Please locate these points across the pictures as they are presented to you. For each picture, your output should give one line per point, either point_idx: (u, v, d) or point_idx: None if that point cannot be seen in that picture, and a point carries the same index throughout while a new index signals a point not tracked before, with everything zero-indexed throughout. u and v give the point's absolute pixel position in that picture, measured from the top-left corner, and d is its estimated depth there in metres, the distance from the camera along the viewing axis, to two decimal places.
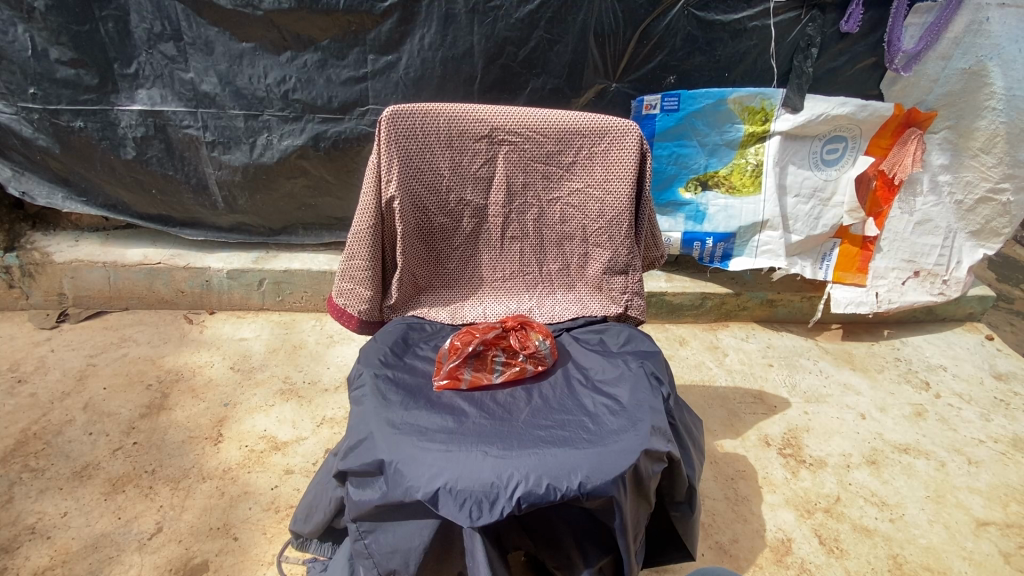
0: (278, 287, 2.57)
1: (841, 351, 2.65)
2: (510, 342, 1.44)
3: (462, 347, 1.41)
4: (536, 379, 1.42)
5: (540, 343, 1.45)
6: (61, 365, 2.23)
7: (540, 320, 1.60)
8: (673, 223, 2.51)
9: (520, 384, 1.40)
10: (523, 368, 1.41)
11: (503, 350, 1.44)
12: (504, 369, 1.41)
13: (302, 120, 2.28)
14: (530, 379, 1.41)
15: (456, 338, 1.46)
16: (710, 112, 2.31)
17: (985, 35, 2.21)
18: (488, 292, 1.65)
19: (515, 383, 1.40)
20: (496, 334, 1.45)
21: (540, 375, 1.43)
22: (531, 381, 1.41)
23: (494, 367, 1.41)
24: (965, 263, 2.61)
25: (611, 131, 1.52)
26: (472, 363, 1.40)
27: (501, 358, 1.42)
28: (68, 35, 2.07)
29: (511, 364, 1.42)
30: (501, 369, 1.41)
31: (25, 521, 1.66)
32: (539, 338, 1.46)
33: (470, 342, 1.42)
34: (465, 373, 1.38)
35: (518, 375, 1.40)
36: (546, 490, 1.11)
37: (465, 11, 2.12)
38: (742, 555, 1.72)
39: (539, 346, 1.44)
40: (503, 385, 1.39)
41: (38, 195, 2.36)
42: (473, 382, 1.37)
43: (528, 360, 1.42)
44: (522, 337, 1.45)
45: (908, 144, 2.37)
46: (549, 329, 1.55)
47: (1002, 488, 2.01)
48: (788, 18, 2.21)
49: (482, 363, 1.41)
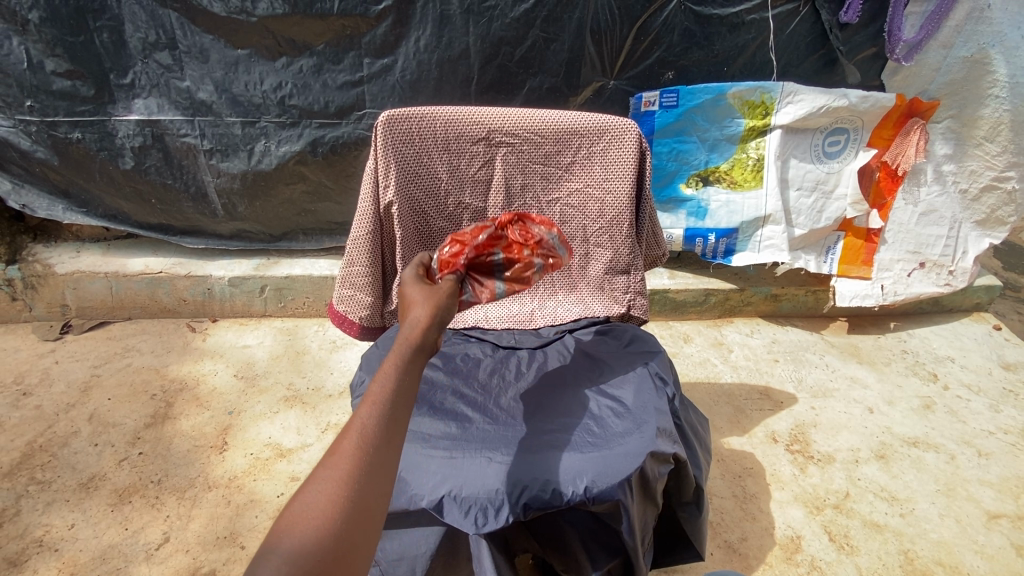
0: (280, 293, 2.56)
1: (847, 344, 2.63)
2: (512, 237, 1.32)
3: (454, 261, 1.26)
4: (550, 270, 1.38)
5: (542, 233, 1.35)
6: (65, 377, 2.23)
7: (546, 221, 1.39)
8: (675, 220, 2.50)
9: (526, 279, 1.33)
10: (527, 262, 1.32)
11: (503, 247, 1.31)
12: (508, 267, 1.31)
13: (299, 126, 2.27)
14: (543, 271, 1.35)
15: (446, 249, 1.30)
16: (710, 106, 2.28)
17: (986, 23, 2.20)
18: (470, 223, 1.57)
19: (521, 273, 1.33)
20: (490, 237, 1.30)
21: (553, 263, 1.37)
22: (543, 274, 1.37)
23: (494, 272, 1.31)
24: (972, 253, 2.57)
25: (610, 130, 1.50)
26: (471, 274, 1.29)
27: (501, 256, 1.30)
28: (63, 47, 2.06)
29: (516, 260, 1.32)
30: (502, 271, 1.31)
31: (32, 534, 1.66)
32: (540, 228, 1.35)
33: (462, 253, 1.27)
34: (465, 293, 1.27)
35: (523, 271, 1.32)
36: (552, 496, 1.10)
37: (460, 12, 2.11)
38: (751, 553, 1.71)
39: (541, 238, 1.34)
40: (511, 278, 1.32)
41: (38, 208, 2.37)
42: (490, 297, 1.30)
43: (533, 251, 1.33)
44: (523, 229, 1.33)
45: (910, 135, 2.34)
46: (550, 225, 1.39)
47: (1014, 480, 1.99)
48: (786, 10, 2.19)
49: (480, 271, 1.30)
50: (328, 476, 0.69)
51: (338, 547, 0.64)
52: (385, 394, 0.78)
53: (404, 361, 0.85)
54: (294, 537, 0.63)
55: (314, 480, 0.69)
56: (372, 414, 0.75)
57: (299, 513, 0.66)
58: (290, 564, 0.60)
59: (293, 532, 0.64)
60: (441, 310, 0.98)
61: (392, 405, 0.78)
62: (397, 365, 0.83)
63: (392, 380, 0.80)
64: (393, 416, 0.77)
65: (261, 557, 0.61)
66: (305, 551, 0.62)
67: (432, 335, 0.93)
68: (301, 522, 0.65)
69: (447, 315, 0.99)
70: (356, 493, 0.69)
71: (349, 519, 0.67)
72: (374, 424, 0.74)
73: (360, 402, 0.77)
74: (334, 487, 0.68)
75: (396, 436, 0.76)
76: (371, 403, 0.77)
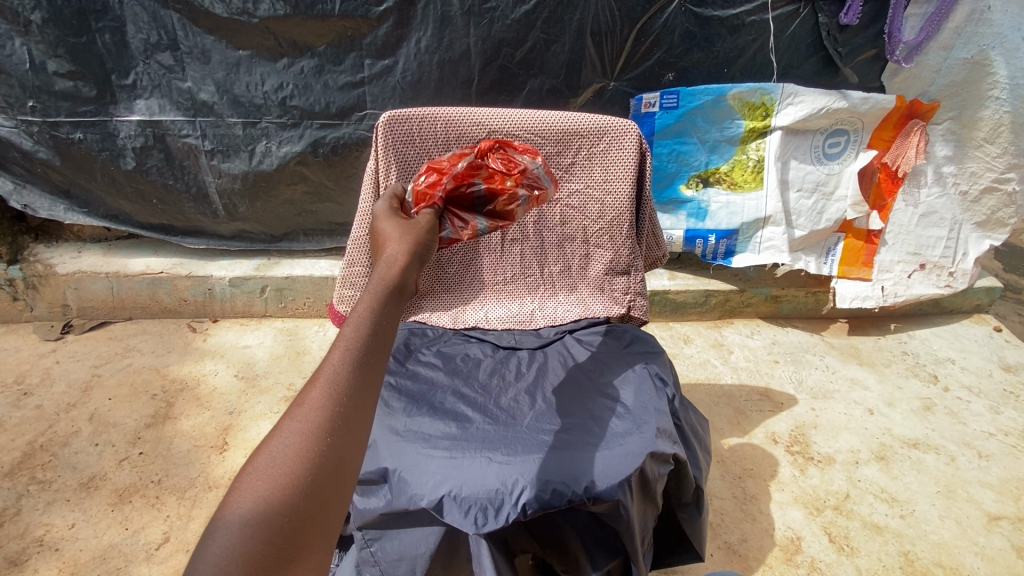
0: (280, 294, 2.57)
1: (847, 346, 2.63)
2: (494, 166, 1.29)
3: (432, 193, 1.22)
4: (536, 203, 1.33)
5: (524, 161, 1.31)
6: (66, 377, 2.23)
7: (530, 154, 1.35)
8: (675, 221, 2.50)
9: (511, 210, 1.29)
10: (511, 193, 1.28)
11: (484, 177, 1.27)
12: (490, 200, 1.27)
13: (300, 126, 2.27)
14: (528, 203, 1.31)
15: (423, 181, 1.26)
16: (710, 108, 2.28)
17: (986, 25, 2.20)
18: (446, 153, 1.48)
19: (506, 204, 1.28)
20: (469, 167, 1.27)
21: (539, 195, 1.33)
22: (529, 206, 1.33)
23: (475, 205, 1.27)
24: (972, 255, 2.57)
25: (610, 131, 1.51)
26: (450, 210, 1.24)
27: (482, 186, 1.26)
28: (65, 47, 2.07)
29: (499, 191, 1.27)
30: (484, 204, 1.27)
31: (32, 534, 1.67)
32: (522, 157, 1.32)
33: (441, 185, 1.23)
34: (445, 229, 1.22)
35: (508, 201, 1.28)
36: (552, 496, 1.09)
37: (460, 13, 2.11)
38: (751, 554, 1.72)
39: (524, 166, 1.30)
40: (493, 211, 1.29)
41: (40, 208, 2.38)
42: (471, 235, 1.25)
43: (516, 181, 1.29)
44: (505, 159, 1.31)
45: (911, 136, 2.34)
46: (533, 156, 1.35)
47: (1014, 481, 1.99)
48: (786, 12, 2.19)
49: (461, 205, 1.26)
50: (296, 429, 0.63)
51: (308, 505, 0.59)
52: (357, 339, 0.72)
53: (379, 304, 0.78)
54: (259, 495, 0.57)
55: (281, 432, 0.62)
56: (345, 360, 0.69)
57: (265, 469, 0.60)
58: (255, 524, 0.55)
59: (257, 489, 0.58)
60: (419, 247, 0.96)
61: (367, 351, 0.72)
62: (371, 310, 0.77)
63: (365, 325, 0.74)
64: (368, 364, 0.70)
65: (220, 519, 0.55)
66: (270, 509, 0.56)
67: (409, 276, 0.88)
68: (265, 479, 0.59)
69: (424, 250, 0.97)
70: (329, 446, 0.63)
71: (320, 474, 0.61)
72: (346, 372, 0.68)
73: (331, 347, 0.70)
74: (303, 440, 0.62)
75: (372, 383, 0.70)
76: (343, 348, 0.70)
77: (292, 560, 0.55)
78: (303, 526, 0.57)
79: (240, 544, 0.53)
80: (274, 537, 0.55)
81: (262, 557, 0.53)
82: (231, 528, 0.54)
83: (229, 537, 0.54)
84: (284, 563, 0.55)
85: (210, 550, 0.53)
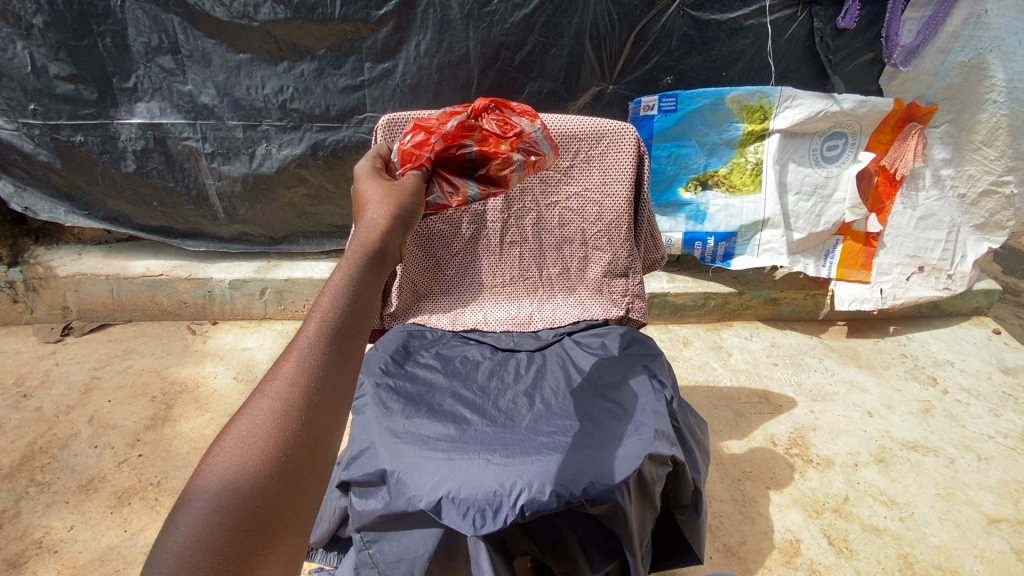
0: (280, 296, 2.58)
1: (846, 348, 2.64)
2: (488, 128, 1.27)
3: (419, 154, 1.19)
4: (531, 169, 1.32)
5: (519, 124, 1.29)
6: (66, 379, 2.24)
7: (525, 119, 1.33)
8: (674, 223, 2.51)
9: (505, 175, 1.28)
10: (505, 157, 1.26)
11: (477, 139, 1.25)
12: (482, 164, 1.26)
13: (300, 129, 2.28)
14: (524, 169, 1.30)
15: (411, 140, 1.23)
16: (708, 111, 2.29)
17: (983, 28, 2.21)
18: (437, 113, 1.39)
19: (499, 167, 1.27)
20: (461, 127, 1.24)
21: (536, 161, 1.33)
22: (524, 172, 1.31)
23: (466, 171, 1.26)
24: (970, 258, 2.58)
25: (609, 134, 1.52)
26: (439, 173, 1.21)
27: (474, 149, 1.24)
28: (66, 51, 2.08)
29: (492, 155, 1.26)
30: (476, 171, 1.27)
31: (31, 536, 1.67)
32: (517, 120, 1.30)
33: (429, 146, 1.19)
34: (432, 194, 1.20)
35: (500, 166, 1.27)
36: (550, 498, 1.09)
37: (460, 17, 2.12)
38: (750, 557, 1.72)
39: (519, 129, 1.29)
40: (486, 175, 1.27)
41: (40, 210, 2.39)
42: (461, 201, 1.23)
43: (511, 145, 1.28)
44: (500, 120, 1.28)
45: (909, 139, 2.35)
46: (528, 120, 1.34)
47: (1013, 483, 1.99)
48: (784, 16, 2.21)
49: (451, 169, 1.24)
50: (267, 407, 0.60)
51: (281, 487, 0.56)
52: (335, 310, 0.68)
53: (358, 270, 0.74)
54: (227, 476, 0.55)
55: (252, 411, 0.60)
56: (321, 333, 0.66)
57: (235, 450, 0.57)
58: (223, 508, 0.52)
59: (226, 470, 0.55)
60: (402, 210, 0.89)
61: (343, 321, 0.68)
62: (349, 277, 0.72)
63: (343, 295, 0.70)
64: (344, 334, 0.67)
65: (185, 503, 0.52)
66: (238, 492, 0.54)
67: (392, 241, 0.83)
68: (234, 462, 0.56)
69: (408, 213, 0.90)
70: (303, 425, 0.60)
71: (295, 455, 0.58)
72: (322, 346, 0.65)
73: (306, 319, 0.67)
74: (275, 419, 0.59)
75: (349, 356, 0.67)
76: (318, 319, 0.67)
77: (265, 546, 0.52)
78: (276, 510, 0.55)
79: (207, 531, 0.50)
80: (246, 523, 0.52)
81: (231, 544, 0.51)
82: (197, 513, 0.51)
83: (196, 523, 0.51)
84: (257, 549, 0.52)
85: (173, 537, 0.49)
